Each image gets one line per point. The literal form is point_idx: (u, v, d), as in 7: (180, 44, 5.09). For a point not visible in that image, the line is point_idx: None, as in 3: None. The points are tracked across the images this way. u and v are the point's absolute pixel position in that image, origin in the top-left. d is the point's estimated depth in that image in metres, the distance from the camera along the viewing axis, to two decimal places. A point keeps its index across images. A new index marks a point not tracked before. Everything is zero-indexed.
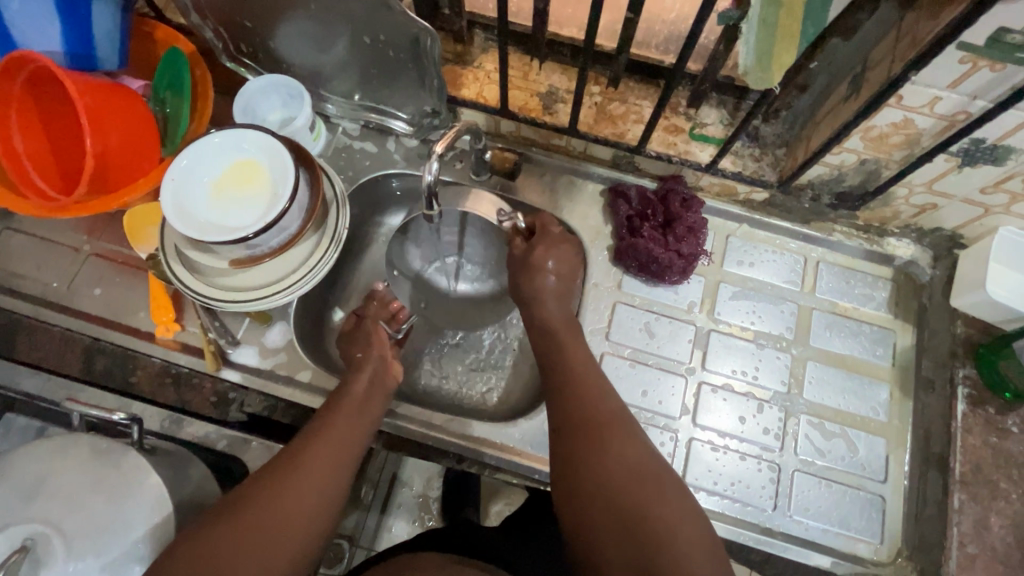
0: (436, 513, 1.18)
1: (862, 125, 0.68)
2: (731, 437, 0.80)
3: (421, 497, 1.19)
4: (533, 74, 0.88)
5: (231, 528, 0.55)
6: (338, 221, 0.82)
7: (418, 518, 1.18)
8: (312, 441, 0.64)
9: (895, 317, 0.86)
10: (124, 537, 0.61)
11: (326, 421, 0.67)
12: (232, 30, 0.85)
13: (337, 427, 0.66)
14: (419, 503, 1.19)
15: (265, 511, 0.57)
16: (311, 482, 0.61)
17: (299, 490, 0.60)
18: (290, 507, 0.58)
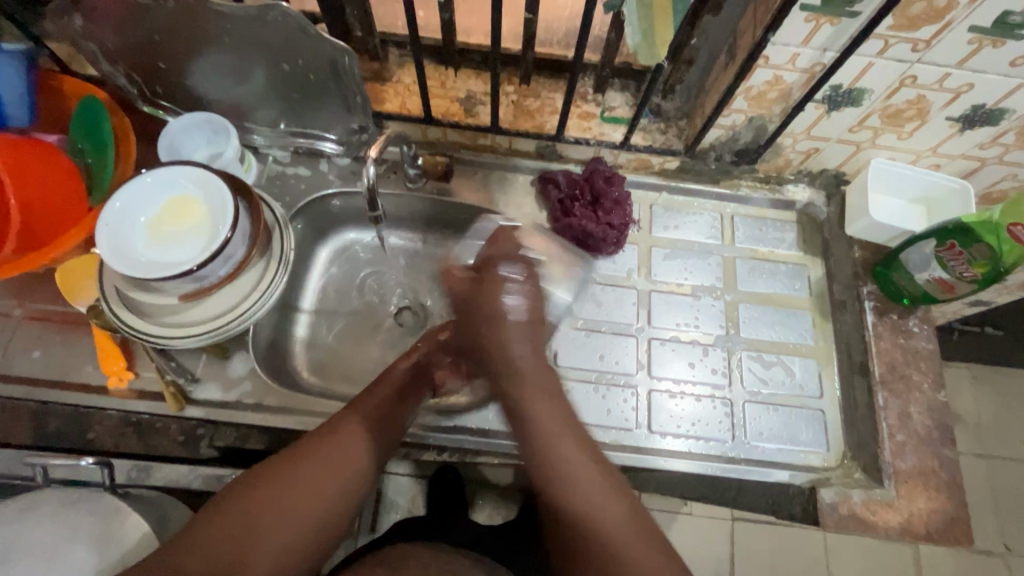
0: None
1: (742, 87, 0.78)
2: (684, 382, 0.87)
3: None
4: (450, 82, 0.94)
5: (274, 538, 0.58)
6: (284, 243, 0.83)
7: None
8: (335, 433, 0.68)
9: (805, 254, 0.97)
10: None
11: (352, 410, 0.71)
12: (145, 74, 0.85)
13: (362, 417, 0.71)
14: None
15: (287, 493, 0.61)
16: (326, 472, 0.64)
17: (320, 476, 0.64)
18: (306, 500, 0.62)
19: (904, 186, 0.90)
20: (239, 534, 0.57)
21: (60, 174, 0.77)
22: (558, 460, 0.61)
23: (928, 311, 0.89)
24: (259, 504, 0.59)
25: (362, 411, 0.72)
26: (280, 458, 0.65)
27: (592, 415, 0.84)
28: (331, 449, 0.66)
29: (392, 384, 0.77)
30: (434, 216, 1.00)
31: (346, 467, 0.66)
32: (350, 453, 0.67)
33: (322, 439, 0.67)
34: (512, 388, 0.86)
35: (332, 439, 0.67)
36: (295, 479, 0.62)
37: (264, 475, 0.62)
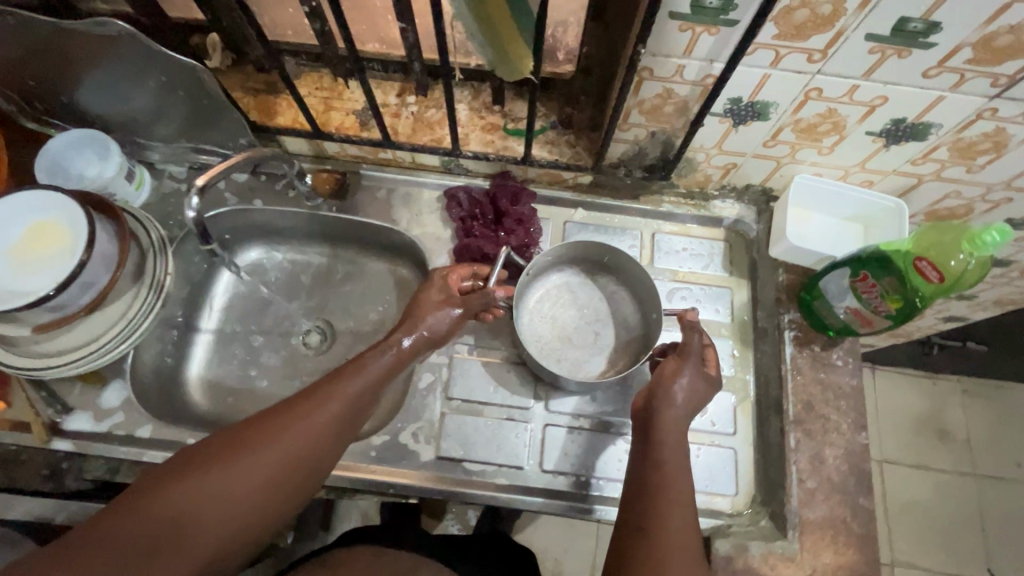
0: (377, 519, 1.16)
1: (633, 100, 0.71)
2: (586, 417, 0.81)
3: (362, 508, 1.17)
4: (347, 94, 0.89)
5: (198, 503, 0.53)
6: (158, 268, 0.80)
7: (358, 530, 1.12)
8: (302, 412, 0.60)
9: (730, 275, 0.89)
10: None
11: (327, 385, 0.62)
12: (21, 91, 0.82)
13: (332, 395, 0.62)
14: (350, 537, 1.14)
15: (234, 482, 0.54)
16: (280, 461, 0.57)
17: (272, 464, 0.56)
18: (254, 488, 0.55)
19: (834, 204, 0.82)
20: (171, 507, 0.52)
21: None
22: (663, 487, 0.59)
23: (855, 343, 0.81)
24: (202, 493, 0.53)
25: (335, 391, 0.62)
26: (231, 433, 0.57)
27: (480, 452, 0.78)
28: (295, 433, 0.58)
29: (371, 366, 0.66)
30: (338, 232, 0.95)
31: (305, 456, 0.59)
32: (313, 439, 0.59)
33: (284, 419, 0.59)
34: (396, 421, 0.79)
35: (300, 419, 0.59)
36: (245, 466, 0.55)
37: (214, 457, 0.55)
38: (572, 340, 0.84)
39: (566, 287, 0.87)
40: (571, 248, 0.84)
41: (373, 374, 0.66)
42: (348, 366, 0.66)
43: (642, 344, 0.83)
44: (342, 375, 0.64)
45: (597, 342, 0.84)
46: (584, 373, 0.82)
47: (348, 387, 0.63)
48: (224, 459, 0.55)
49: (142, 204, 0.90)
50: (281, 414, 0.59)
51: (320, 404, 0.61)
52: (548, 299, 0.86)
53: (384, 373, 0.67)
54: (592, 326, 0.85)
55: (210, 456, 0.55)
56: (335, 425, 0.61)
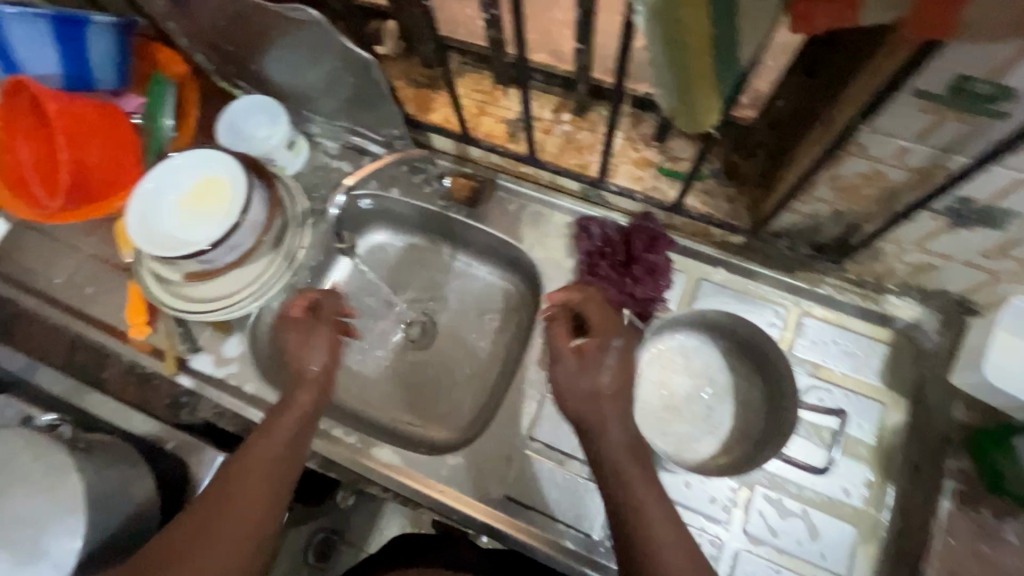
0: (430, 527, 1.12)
1: (828, 172, 0.60)
2: (672, 502, 0.73)
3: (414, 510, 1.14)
4: (502, 100, 0.86)
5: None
6: (295, 241, 0.84)
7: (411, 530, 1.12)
8: (239, 481, 0.63)
9: (887, 388, 0.75)
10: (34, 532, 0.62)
11: (245, 451, 0.65)
12: (219, 53, 0.89)
13: (259, 447, 0.65)
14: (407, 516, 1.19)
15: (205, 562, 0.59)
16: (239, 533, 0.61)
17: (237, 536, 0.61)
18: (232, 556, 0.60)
19: None
20: None
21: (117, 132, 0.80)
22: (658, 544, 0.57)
23: None
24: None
25: (253, 452, 0.65)
26: (180, 539, 0.60)
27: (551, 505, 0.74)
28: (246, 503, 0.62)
29: (292, 404, 0.69)
30: (462, 236, 0.93)
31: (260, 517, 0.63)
32: (266, 490, 0.64)
33: (225, 503, 0.62)
34: (475, 447, 0.78)
35: (237, 487, 0.63)
36: (212, 549, 0.60)
37: (180, 549, 0.59)
38: (681, 413, 0.76)
39: (689, 353, 0.79)
40: (700, 311, 0.78)
41: (287, 421, 0.68)
42: (278, 413, 0.68)
43: (762, 439, 0.72)
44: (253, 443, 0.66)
45: (709, 420, 0.75)
46: (691, 454, 0.74)
47: (269, 443, 0.66)
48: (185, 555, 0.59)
49: (294, 171, 0.95)
50: (217, 499, 0.62)
51: (239, 474, 0.64)
52: (660, 362, 0.79)
53: (311, 407, 0.70)
54: (705, 401, 0.77)
55: (168, 559, 0.59)
56: (280, 463, 0.65)
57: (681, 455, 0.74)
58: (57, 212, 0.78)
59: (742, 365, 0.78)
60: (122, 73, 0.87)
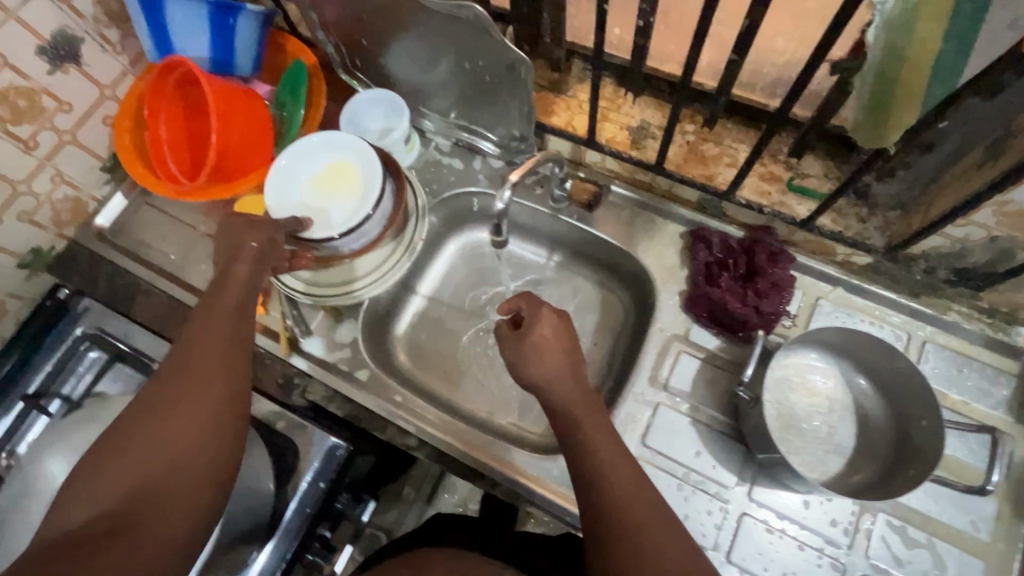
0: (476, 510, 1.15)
1: (997, 198, 0.59)
2: (790, 521, 0.72)
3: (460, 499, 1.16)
4: (625, 108, 0.87)
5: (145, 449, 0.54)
6: (415, 232, 0.86)
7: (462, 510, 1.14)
8: (196, 351, 0.61)
9: (1015, 421, 0.74)
10: None
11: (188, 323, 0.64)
12: (350, 47, 0.92)
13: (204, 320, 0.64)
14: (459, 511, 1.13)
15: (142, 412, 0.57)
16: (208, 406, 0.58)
17: (206, 409, 0.58)
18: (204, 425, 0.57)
19: None
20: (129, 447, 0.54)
21: (257, 120, 0.85)
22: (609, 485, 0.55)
23: None
24: (156, 444, 0.54)
25: (202, 326, 0.63)
26: (166, 386, 0.58)
27: None
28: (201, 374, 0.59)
29: (233, 275, 0.67)
30: (568, 240, 0.94)
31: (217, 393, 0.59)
32: (218, 367, 0.60)
33: (187, 368, 0.59)
34: None
35: (201, 356, 0.60)
36: (183, 416, 0.57)
37: (159, 410, 0.57)
38: (803, 433, 0.75)
39: (813, 370, 0.77)
40: (823, 332, 0.73)
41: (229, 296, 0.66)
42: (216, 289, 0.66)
43: (891, 467, 0.71)
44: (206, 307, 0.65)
45: (831, 440, 0.74)
46: (818, 476, 0.73)
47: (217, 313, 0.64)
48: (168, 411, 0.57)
49: (408, 166, 0.97)
50: (184, 369, 0.59)
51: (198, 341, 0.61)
52: (786, 383, 0.76)
53: (249, 282, 0.68)
54: (829, 420, 0.75)
55: (152, 419, 0.56)
56: (224, 347, 0.62)
57: (808, 471, 0.73)
58: (193, 189, 0.82)
59: (867, 386, 0.75)
60: (257, 62, 0.90)
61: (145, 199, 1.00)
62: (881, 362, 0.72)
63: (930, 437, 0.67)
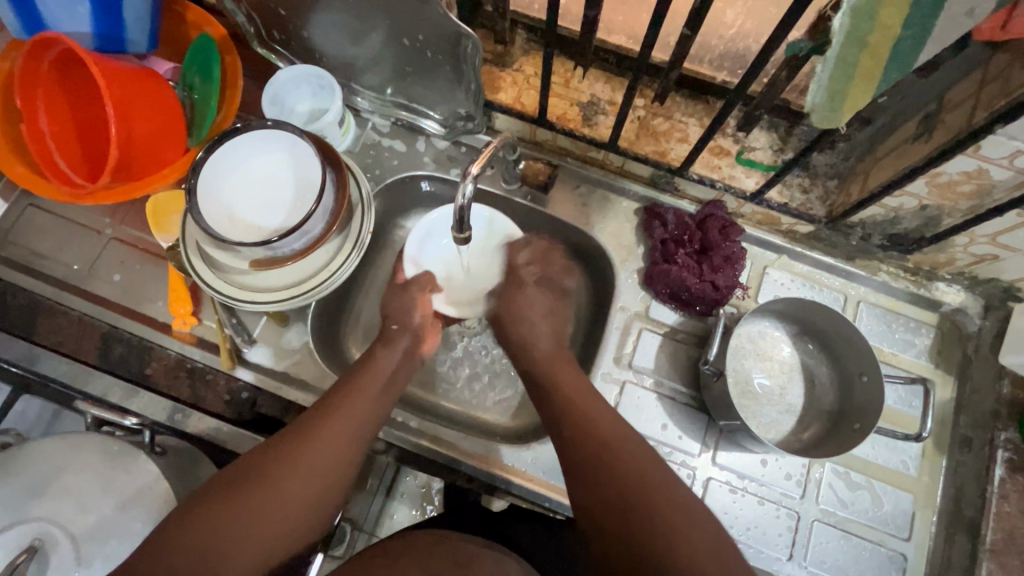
0: (440, 505, 1.01)
1: (930, 171, 0.63)
2: (750, 479, 0.77)
3: (424, 485, 1.02)
4: (574, 82, 0.84)
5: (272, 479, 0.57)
6: (363, 224, 0.78)
7: (422, 510, 1.01)
8: (326, 423, 0.62)
9: (936, 367, 0.81)
10: (115, 545, 0.59)
11: (345, 393, 0.65)
12: (265, 16, 0.81)
13: (355, 398, 0.65)
14: (421, 492, 1.02)
15: (321, 453, 0.59)
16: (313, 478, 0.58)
17: (310, 480, 0.58)
18: (303, 498, 0.57)
19: None
20: (259, 476, 0.57)
21: (163, 108, 0.74)
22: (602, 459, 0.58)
23: None
24: (292, 477, 0.57)
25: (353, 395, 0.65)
26: (278, 443, 0.60)
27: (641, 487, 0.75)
28: (318, 444, 0.60)
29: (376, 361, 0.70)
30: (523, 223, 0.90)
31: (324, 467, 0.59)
32: (341, 447, 0.61)
33: (306, 434, 0.60)
34: None
35: (326, 430, 0.61)
36: (285, 483, 0.57)
37: (265, 471, 0.57)
38: (759, 397, 0.79)
39: (766, 337, 0.81)
40: (773, 302, 0.77)
41: (367, 377, 0.67)
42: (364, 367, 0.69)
43: (837, 422, 0.77)
44: (366, 377, 0.68)
45: (784, 399, 0.79)
46: (775, 435, 0.77)
47: (360, 393, 0.66)
48: (274, 476, 0.57)
49: (344, 150, 0.89)
50: (306, 434, 0.60)
51: (354, 396, 0.65)
52: (742, 352, 0.80)
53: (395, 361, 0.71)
54: (781, 381, 0.80)
55: (253, 479, 0.56)
56: (352, 432, 0.62)
57: (764, 433, 0.77)
58: (95, 191, 0.71)
59: (814, 349, 0.81)
60: (154, 36, 0.77)
61: (30, 200, 0.85)
62: (821, 324, 0.78)
63: (871, 391, 0.74)
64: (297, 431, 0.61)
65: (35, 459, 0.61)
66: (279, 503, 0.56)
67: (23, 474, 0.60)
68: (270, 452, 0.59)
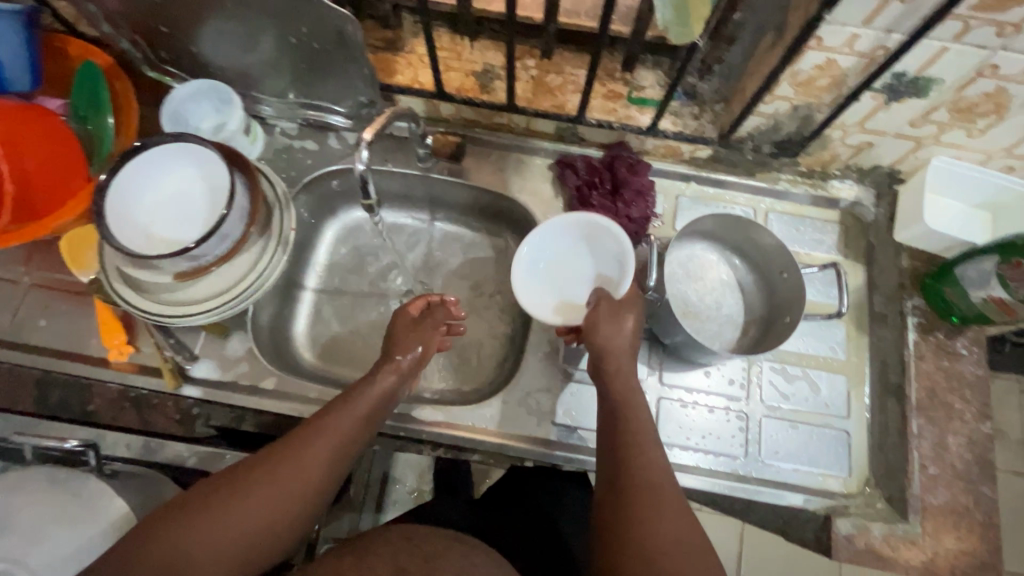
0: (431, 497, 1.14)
1: (789, 71, 0.69)
2: (698, 391, 0.81)
3: (415, 491, 1.13)
4: (466, 54, 0.87)
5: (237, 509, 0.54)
6: (284, 222, 0.79)
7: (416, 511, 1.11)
8: (302, 448, 0.59)
9: (846, 258, 0.87)
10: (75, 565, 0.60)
11: (321, 424, 0.61)
12: (150, 38, 0.82)
13: (333, 429, 0.61)
14: (413, 498, 1.12)
15: (293, 485, 0.57)
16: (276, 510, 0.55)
17: (291, 503, 0.56)
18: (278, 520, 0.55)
19: None
20: (226, 510, 0.53)
21: (57, 147, 0.76)
22: (657, 492, 0.56)
23: (979, 333, 0.81)
24: (263, 511, 0.54)
25: (330, 427, 0.61)
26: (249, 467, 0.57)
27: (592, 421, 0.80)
28: (291, 473, 0.57)
29: (372, 387, 0.67)
30: (445, 198, 0.93)
31: (292, 496, 0.56)
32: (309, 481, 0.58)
33: (277, 460, 0.58)
34: (514, 388, 0.81)
35: (308, 454, 0.58)
36: (262, 506, 0.54)
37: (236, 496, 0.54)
38: (698, 313, 0.84)
39: (696, 258, 0.86)
40: (698, 222, 0.82)
41: (349, 412, 0.63)
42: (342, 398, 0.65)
43: (764, 323, 0.82)
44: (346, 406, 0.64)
45: (722, 311, 0.84)
46: (715, 342, 0.82)
47: (342, 418, 0.63)
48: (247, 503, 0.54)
49: (257, 158, 0.89)
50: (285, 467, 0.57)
51: (331, 428, 0.61)
52: (681, 274, 0.85)
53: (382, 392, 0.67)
54: (715, 295, 0.85)
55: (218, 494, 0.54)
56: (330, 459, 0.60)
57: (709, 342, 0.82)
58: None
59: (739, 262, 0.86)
60: (37, 74, 0.77)
61: None
62: (746, 240, 0.83)
63: (790, 285, 0.80)
64: (283, 445, 0.59)
65: None
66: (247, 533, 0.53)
67: None
68: (237, 475, 0.56)
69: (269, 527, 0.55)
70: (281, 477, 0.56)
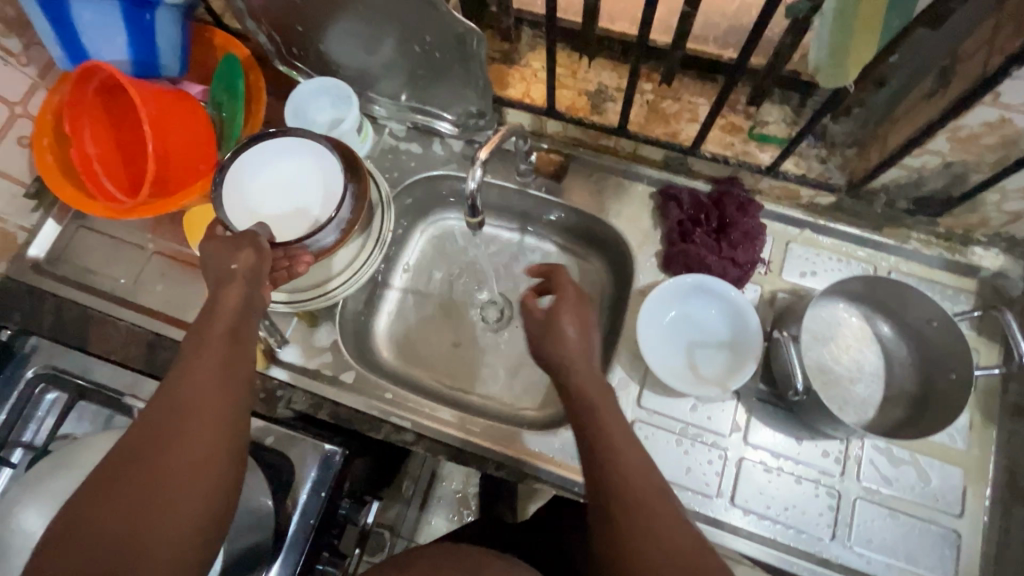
0: (476, 509, 1.09)
1: (949, 125, 0.61)
2: (785, 458, 0.75)
3: (460, 492, 1.10)
4: (581, 72, 0.85)
5: (144, 478, 0.49)
6: (383, 223, 0.82)
7: (458, 514, 1.09)
8: (185, 389, 0.53)
9: (980, 336, 0.77)
10: None
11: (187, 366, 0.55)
12: (286, 35, 0.86)
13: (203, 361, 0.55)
14: (458, 498, 1.10)
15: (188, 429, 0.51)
16: (181, 472, 0.50)
17: (192, 448, 0.51)
18: (189, 462, 0.50)
19: None
20: (127, 493, 0.48)
21: (194, 127, 0.80)
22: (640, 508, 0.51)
23: None
24: (170, 464, 0.50)
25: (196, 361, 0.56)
26: (121, 453, 0.50)
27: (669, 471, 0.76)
28: (178, 424, 0.51)
29: (224, 300, 0.60)
30: (539, 214, 0.92)
31: (197, 440, 0.51)
32: (205, 417, 0.53)
33: (170, 409, 0.52)
34: None
35: (185, 395, 0.53)
36: (164, 465, 0.49)
37: (131, 472, 0.49)
38: (834, 376, 0.77)
39: (839, 317, 0.79)
40: (846, 283, 0.75)
41: (218, 332, 0.58)
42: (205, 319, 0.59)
43: (870, 392, 0.77)
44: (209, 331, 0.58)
45: (861, 374, 0.77)
46: (854, 415, 0.75)
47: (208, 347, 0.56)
48: (151, 469, 0.49)
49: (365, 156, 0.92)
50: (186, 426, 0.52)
51: (198, 360, 0.56)
52: (820, 331, 0.78)
53: (246, 302, 0.61)
54: (854, 356, 0.78)
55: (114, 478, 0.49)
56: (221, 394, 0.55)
57: (844, 409, 0.75)
58: (136, 206, 0.77)
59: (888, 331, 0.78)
60: (185, 61, 0.84)
61: (81, 221, 0.92)
62: (892, 301, 0.76)
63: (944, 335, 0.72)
64: (161, 405, 0.53)
65: (94, 452, 0.65)
66: (162, 490, 0.49)
67: (79, 466, 0.64)
68: (127, 455, 0.50)
69: (187, 471, 0.50)
70: (174, 427, 0.51)
